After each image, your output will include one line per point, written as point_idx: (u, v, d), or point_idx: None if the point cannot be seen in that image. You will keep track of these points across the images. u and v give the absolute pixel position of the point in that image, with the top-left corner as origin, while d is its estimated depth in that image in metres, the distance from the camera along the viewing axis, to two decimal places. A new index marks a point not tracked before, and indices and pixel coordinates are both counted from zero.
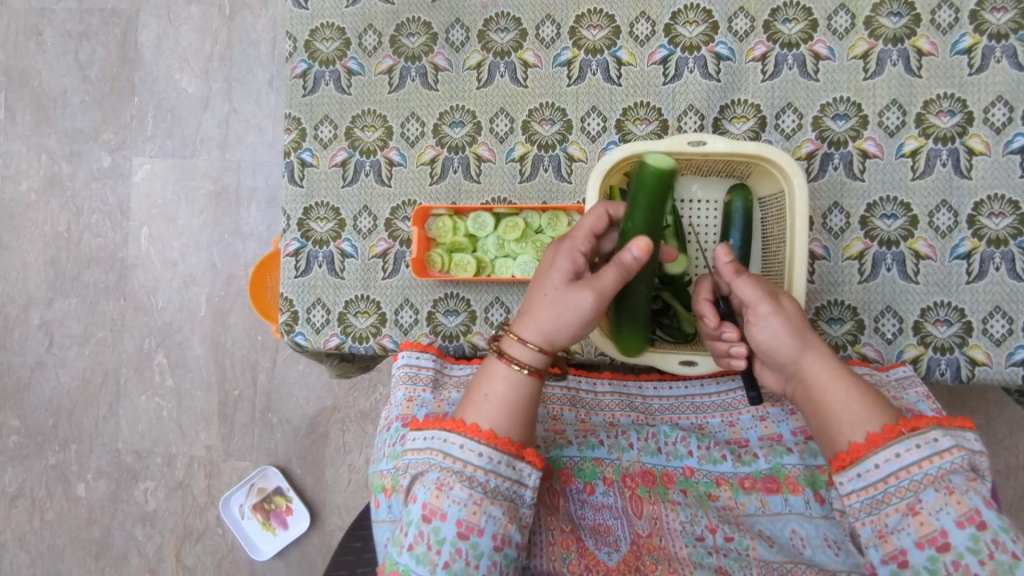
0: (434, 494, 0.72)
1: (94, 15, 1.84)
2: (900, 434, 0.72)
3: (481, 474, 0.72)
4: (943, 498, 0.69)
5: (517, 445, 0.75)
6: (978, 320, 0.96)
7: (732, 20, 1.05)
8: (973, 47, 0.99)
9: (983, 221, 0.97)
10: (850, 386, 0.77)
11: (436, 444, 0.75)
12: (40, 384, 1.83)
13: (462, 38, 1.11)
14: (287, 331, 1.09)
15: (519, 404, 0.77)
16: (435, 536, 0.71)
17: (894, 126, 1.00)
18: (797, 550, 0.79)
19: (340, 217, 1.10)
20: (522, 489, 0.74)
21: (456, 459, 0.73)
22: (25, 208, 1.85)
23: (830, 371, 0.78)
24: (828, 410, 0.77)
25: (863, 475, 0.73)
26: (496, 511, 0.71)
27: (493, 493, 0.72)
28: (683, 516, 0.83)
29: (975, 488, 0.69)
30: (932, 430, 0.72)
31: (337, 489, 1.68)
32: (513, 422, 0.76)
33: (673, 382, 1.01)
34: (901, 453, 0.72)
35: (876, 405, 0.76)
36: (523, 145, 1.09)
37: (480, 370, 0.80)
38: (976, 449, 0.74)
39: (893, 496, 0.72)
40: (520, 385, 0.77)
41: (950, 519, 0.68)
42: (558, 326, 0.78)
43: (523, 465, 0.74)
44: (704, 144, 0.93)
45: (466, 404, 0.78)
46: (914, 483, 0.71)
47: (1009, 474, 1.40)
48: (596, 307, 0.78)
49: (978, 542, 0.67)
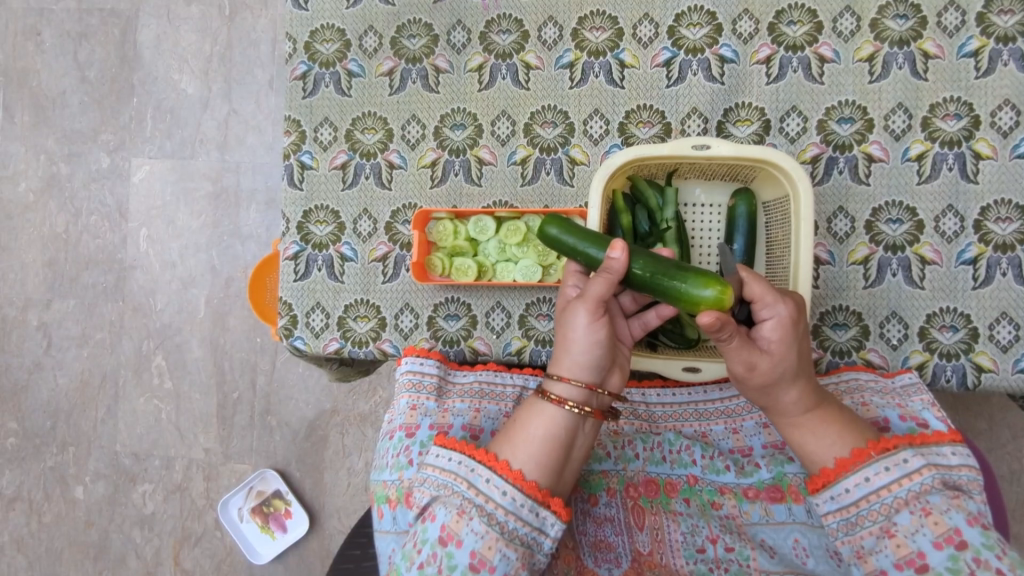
0: (454, 518, 0.71)
1: (93, 15, 1.83)
2: (868, 457, 0.72)
3: (502, 514, 0.70)
4: (918, 519, 0.68)
5: (544, 491, 0.72)
6: (984, 326, 0.95)
7: (736, 22, 1.04)
8: (980, 50, 0.98)
9: (989, 226, 0.96)
10: (816, 433, 0.76)
11: (462, 470, 0.73)
12: (38, 386, 1.82)
13: (463, 40, 1.10)
14: (286, 335, 1.07)
15: (558, 447, 0.74)
16: (448, 561, 0.69)
17: (900, 129, 0.99)
18: (799, 561, 0.79)
19: (340, 221, 1.09)
20: (542, 537, 0.72)
21: (480, 492, 0.71)
22: (23, 210, 1.84)
23: (801, 413, 0.76)
24: (797, 448, 0.78)
25: (837, 498, 0.73)
26: (510, 553, 0.69)
27: (510, 535, 0.70)
28: (684, 527, 0.82)
29: (955, 506, 0.68)
30: (901, 451, 0.72)
31: (336, 492, 1.67)
32: (546, 464, 0.73)
33: (676, 389, 0.99)
34: (870, 478, 0.71)
35: (848, 428, 0.76)
36: (525, 149, 1.08)
37: (522, 405, 0.79)
38: (954, 463, 0.73)
39: (866, 519, 0.71)
40: (561, 427, 0.75)
41: (927, 540, 0.67)
42: (568, 351, 0.77)
43: (547, 514, 0.72)
44: (708, 148, 0.92)
45: (503, 438, 0.76)
46: (885, 506, 0.70)
47: (1013, 479, 1.39)
48: (590, 318, 0.76)
49: (957, 561, 0.65)
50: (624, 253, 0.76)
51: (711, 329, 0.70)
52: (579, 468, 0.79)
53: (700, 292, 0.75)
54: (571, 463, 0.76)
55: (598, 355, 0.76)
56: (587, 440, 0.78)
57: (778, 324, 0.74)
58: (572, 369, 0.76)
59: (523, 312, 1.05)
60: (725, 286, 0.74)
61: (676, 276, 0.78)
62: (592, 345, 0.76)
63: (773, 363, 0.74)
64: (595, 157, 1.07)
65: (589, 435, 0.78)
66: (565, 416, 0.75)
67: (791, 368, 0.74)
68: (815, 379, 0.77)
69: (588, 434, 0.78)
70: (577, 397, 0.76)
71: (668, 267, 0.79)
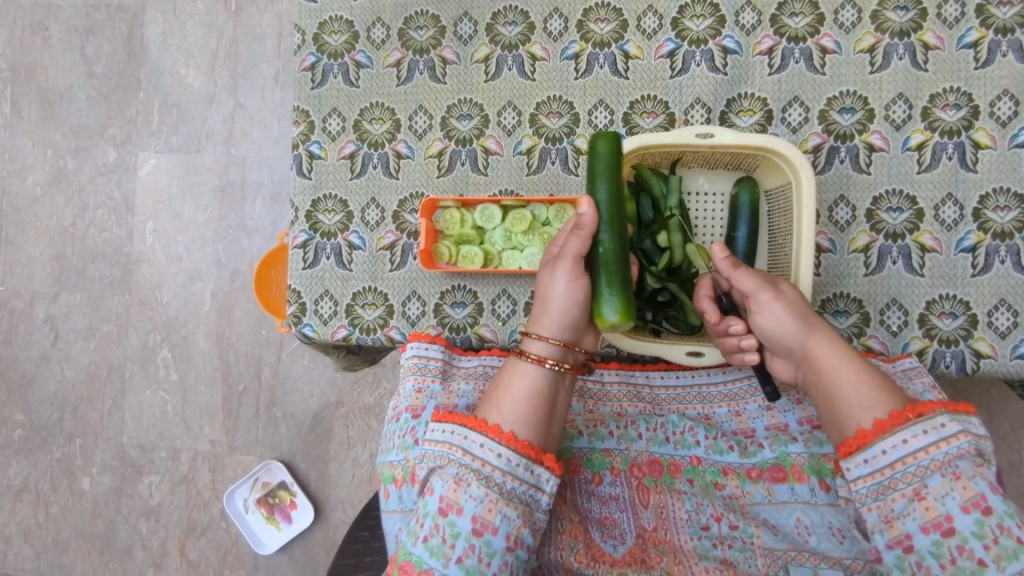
0: (452, 488, 0.72)
1: (99, 11, 1.85)
2: (906, 420, 0.71)
3: (499, 475, 0.72)
4: (949, 483, 0.68)
5: (536, 449, 0.75)
6: (983, 312, 0.96)
7: (739, 14, 1.05)
8: (979, 41, 0.99)
9: (988, 215, 0.98)
10: (860, 368, 0.77)
11: (456, 439, 0.75)
12: (46, 378, 1.83)
13: (470, 32, 1.11)
14: (295, 323, 1.09)
15: (541, 401, 0.77)
16: (450, 530, 0.71)
17: (900, 119, 1.01)
18: (801, 538, 0.80)
19: (348, 210, 1.11)
20: (538, 493, 0.74)
21: (475, 457, 0.73)
22: (31, 203, 1.86)
23: (834, 359, 0.78)
24: (849, 402, 0.76)
25: (870, 461, 0.72)
26: (511, 513, 0.72)
27: (509, 495, 0.72)
28: (689, 505, 0.84)
29: (980, 473, 0.69)
30: (939, 415, 0.71)
31: (341, 483, 1.69)
32: (532, 422, 0.76)
33: (680, 372, 1.01)
34: (907, 440, 0.71)
35: (891, 386, 0.76)
36: (531, 138, 1.10)
37: (501, 369, 0.82)
38: (980, 432, 0.73)
39: (899, 481, 0.71)
40: (542, 382, 0.78)
41: (955, 504, 0.68)
42: (547, 310, 0.82)
43: (541, 470, 0.74)
44: (711, 136, 0.93)
45: (487, 401, 0.78)
46: (922, 469, 0.70)
47: (1012, 471, 1.42)
48: (569, 277, 0.83)
49: (983, 527, 0.67)
50: (590, 210, 0.85)
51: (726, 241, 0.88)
52: (563, 424, 0.82)
53: (603, 305, 0.83)
54: (555, 418, 0.79)
55: (574, 314, 0.83)
56: (567, 395, 0.82)
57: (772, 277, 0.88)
58: (550, 328, 0.82)
59: (529, 300, 1.07)
60: (618, 318, 0.82)
61: (602, 278, 0.84)
62: (569, 304, 0.82)
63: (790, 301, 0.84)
64: None
65: (568, 391, 0.82)
66: (545, 373, 0.79)
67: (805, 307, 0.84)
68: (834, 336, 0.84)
69: (567, 391, 0.82)
70: (554, 354, 0.81)
71: (610, 269, 0.84)
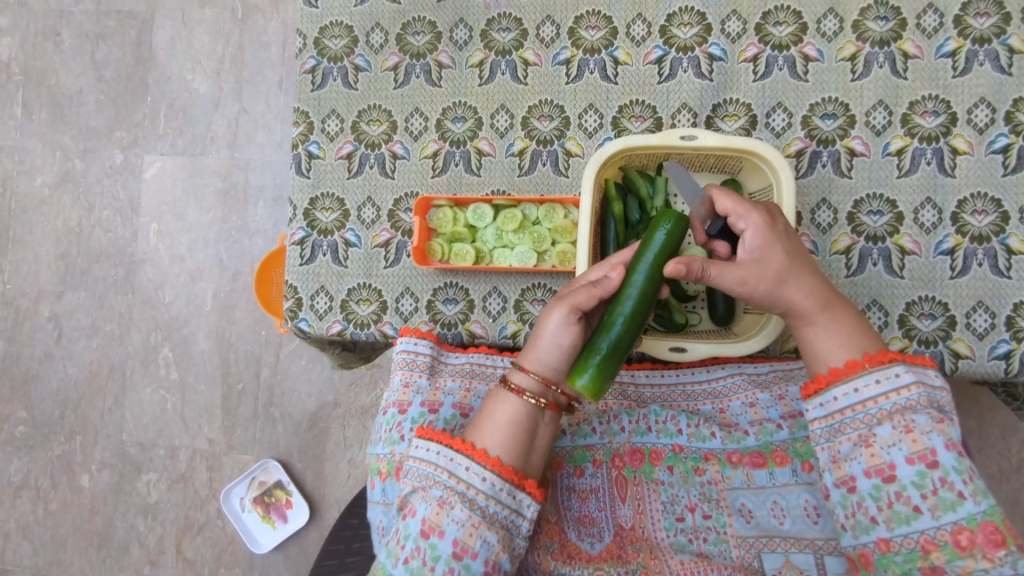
0: (435, 511, 0.75)
1: (110, 18, 1.90)
2: (861, 369, 0.74)
3: (483, 499, 0.75)
4: (899, 434, 0.71)
5: (519, 474, 0.77)
6: (961, 313, 0.99)
7: (725, 22, 1.08)
8: (957, 50, 1.02)
9: (966, 218, 1.00)
10: (823, 330, 0.79)
11: (442, 460, 0.77)
12: (49, 375, 1.87)
13: (465, 38, 1.15)
14: (291, 318, 1.12)
15: (523, 431, 0.79)
16: (431, 552, 0.74)
17: (880, 125, 1.04)
18: (776, 522, 0.83)
19: (345, 208, 1.14)
20: (519, 519, 0.77)
21: (460, 480, 0.76)
22: (39, 204, 1.91)
23: (805, 314, 0.80)
24: (808, 356, 0.80)
25: (825, 405, 0.76)
26: (491, 538, 0.74)
27: (491, 519, 0.75)
28: (665, 497, 0.87)
29: (938, 429, 0.70)
30: (895, 366, 0.73)
31: (337, 483, 1.71)
32: (516, 450, 0.78)
33: (665, 370, 1.02)
34: (859, 388, 0.73)
35: (857, 335, 0.78)
36: (522, 141, 1.13)
37: (488, 395, 0.84)
38: (940, 385, 0.74)
39: (848, 426, 0.74)
40: (526, 413, 0.80)
41: (901, 454, 0.71)
42: (537, 347, 0.82)
43: (523, 496, 0.77)
44: (695, 138, 0.96)
45: (472, 427, 0.81)
46: (869, 417, 0.72)
47: (1002, 478, 1.43)
48: (562, 322, 0.81)
49: (924, 478, 0.69)
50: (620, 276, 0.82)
51: (676, 276, 0.78)
52: (546, 455, 0.83)
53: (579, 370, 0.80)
54: (537, 449, 0.81)
55: (562, 360, 0.82)
56: (550, 430, 0.83)
57: (756, 232, 0.80)
58: (534, 365, 0.82)
59: (518, 297, 1.09)
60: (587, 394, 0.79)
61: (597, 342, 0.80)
62: (556, 349, 0.82)
63: (759, 268, 0.79)
64: (590, 148, 1.12)
65: (552, 425, 0.83)
66: (525, 406, 0.80)
67: (776, 266, 0.79)
68: (819, 276, 0.81)
69: (550, 426, 0.83)
70: (534, 389, 0.81)
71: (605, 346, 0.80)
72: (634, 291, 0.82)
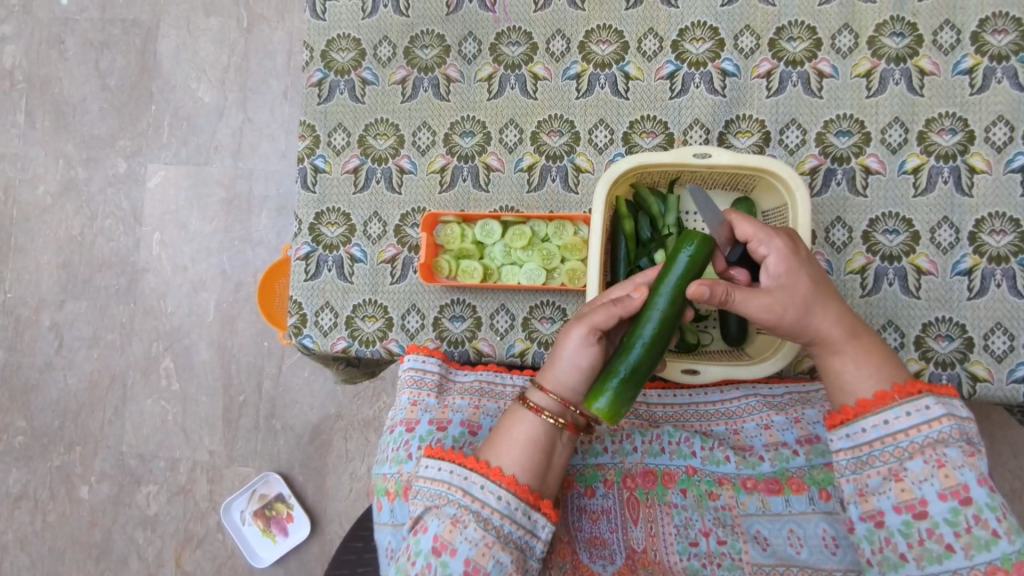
0: (448, 528, 0.73)
1: (115, 26, 1.89)
2: (890, 401, 0.73)
3: (497, 518, 0.73)
4: (930, 469, 0.69)
5: (534, 494, 0.75)
6: (979, 335, 0.96)
7: (737, 38, 1.07)
8: (974, 67, 1.00)
9: (984, 238, 0.99)
10: (850, 360, 0.76)
11: (455, 479, 0.75)
12: (49, 385, 1.85)
13: (474, 51, 1.14)
14: (295, 334, 1.10)
15: (540, 450, 0.77)
16: (442, 570, 0.71)
17: (896, 143, 1.02)
18: (792, 551, 0.81)
19: (350, 223, 1.12)
20: (534, 540, 0.75)
21: (475, 498, 0.74)
22: (41, 212, 1.89)
23: (831, 343, 0.77)
24: (832, 386, 0.78)
25: (852, 436, 0.74)
26: (504, 558, 0.72)
27: (505, 539, 0.73)
28: (678, 520, 0.85)
29: (970, 463, 0.68)
30: (925, 397, 0.71)
31: (338, 496, 1.69)
32: (532, 469, 0.76)
33: (677, 391, 1.00)
34: (889, 420, 0.72)
35: (884, 365, 0.76)
36: (532, 156, 1.12)
37: (506, 412, 0.83)
38: (968, 416, 0.72)
39: (877, 459, 0.72)
40: (543, 432, 0.78)
41: (932, 489, 0.69)
42: (556, 365, 0.80)
43: (538, 516, 0.75)
44: (709, 156, 0.95)
45: (488, 444, 0.79)
46: (899, 450, 0.71)
47: (1014, 497, 1.40)
48: (580, 342, 0.79)
49: (957, 515, 0.68)
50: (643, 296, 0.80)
51: (699, 299, 0.75)
52: (562, 475, 0.81)
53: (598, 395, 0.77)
54: (553, 469, 0.79)
55: (581, 379, 0.80)
56: (567, 450, 0.81)
57: (780, 258, 0.78)
58: (553, 383, 0.80)
59: (527, 314, 1.07)
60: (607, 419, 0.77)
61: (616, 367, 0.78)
62: (574, 368, 0.80)
63: (785, 295, 0.77)
64: (600, 165, 1.10)
65: (569, 446, 0.81)
66: (543, 425, 0.78)
67: (803, 292, 0.77)
68: (843, 304, 0.79)
69: (567, 446, 0.81)
70: (553, 408, 0.79)
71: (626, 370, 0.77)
72: (657, 313, 0.79)
